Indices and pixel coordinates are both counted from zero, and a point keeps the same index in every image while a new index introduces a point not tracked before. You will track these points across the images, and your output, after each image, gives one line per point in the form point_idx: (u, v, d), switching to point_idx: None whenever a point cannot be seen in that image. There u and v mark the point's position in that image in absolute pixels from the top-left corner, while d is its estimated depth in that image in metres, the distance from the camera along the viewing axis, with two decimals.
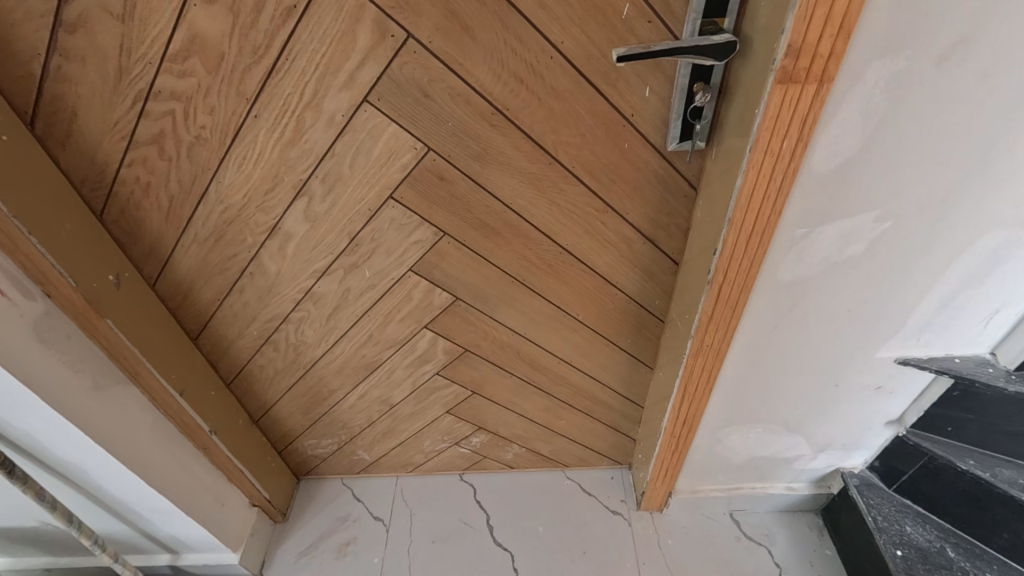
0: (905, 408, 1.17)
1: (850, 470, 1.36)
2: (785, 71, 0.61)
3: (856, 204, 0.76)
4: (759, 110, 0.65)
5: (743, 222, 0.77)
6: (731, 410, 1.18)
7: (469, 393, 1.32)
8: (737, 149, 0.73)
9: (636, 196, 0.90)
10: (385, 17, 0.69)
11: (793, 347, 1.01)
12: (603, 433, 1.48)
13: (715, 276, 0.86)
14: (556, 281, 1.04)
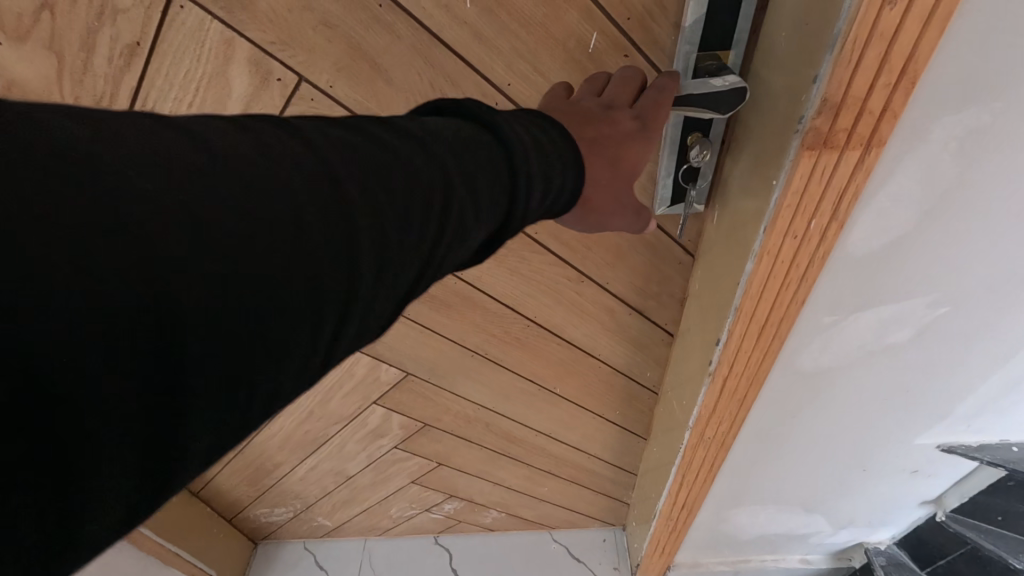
0: (943, 488, 0.99)
1: (876, 546, 1.18)
2: (819, 131, 0.43)
3: (903, 290, 0.58)
4: (778, 182, 0.47)
5: (754, 311, 0.59)
6: (737, 496, 0.99)
7: (435, 463, 1.15)
8: (746, 222, 0.55)
9: (618, 263, 0.72)
10: (264, 56, 0.50)
11: (813, 437, 0.83)
12: (592, 497, 1.30)
13: (717, 369, 0.68)
14: (527, 354, 0.86)
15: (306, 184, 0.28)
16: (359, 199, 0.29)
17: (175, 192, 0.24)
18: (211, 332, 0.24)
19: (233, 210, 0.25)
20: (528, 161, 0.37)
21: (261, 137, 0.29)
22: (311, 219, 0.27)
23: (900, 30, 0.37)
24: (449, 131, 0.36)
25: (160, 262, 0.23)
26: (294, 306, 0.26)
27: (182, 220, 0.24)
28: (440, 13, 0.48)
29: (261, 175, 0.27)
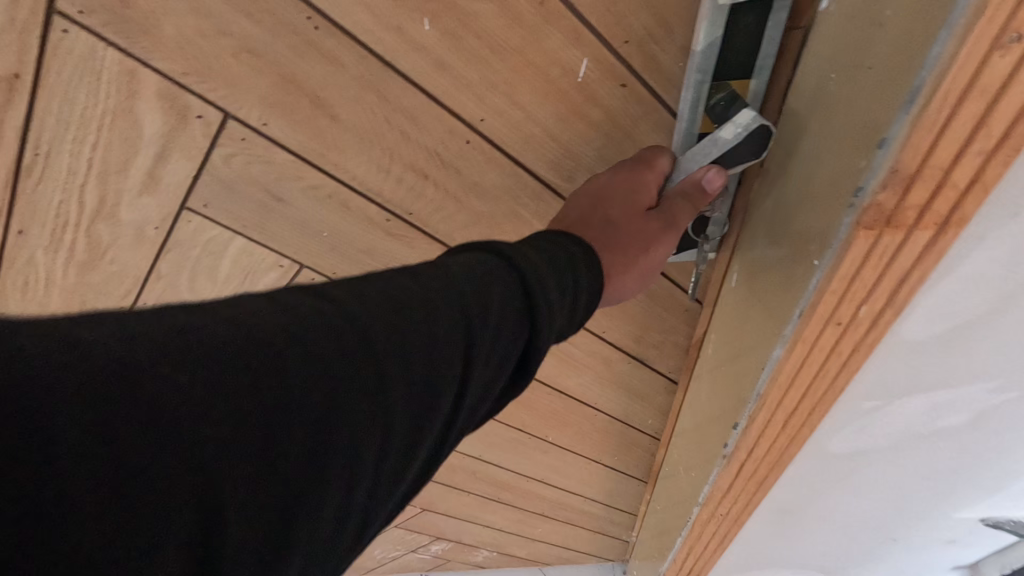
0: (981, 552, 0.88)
1: None
2: (882, 209, 0.33)
3: (962, 371, 0.47)
4: (819, 264, 0.39)
5: (781, 401, 0.49)
6: (749, 561, 0.90)
7: (418, 509, 1.06)
8: (774, 299, 0.46)
9: (615, 312, 0.63)
10: (177, 87, 0.40)
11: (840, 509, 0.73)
12: (589, 536, 1.22)
13: (734, 453, 0.59)
14: (513, 404, 0.77)
15: (338, 366, 0.25)
16: (394, 373, 0.27)
17: (213, 401, 0.22)
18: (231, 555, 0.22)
19: (258, 407, 0.23)
20: (557, 285, 0.34)
21: (288, 310, 0.26)
22: (344, 408, 0.25)
23: (1012, 85, 0.27)
24: (482, 264, 0.33)
25: (192, 472, 0.21)
26: (321, 507, 0.24)
27: (216, 433, 0.22)
28: (391, 36, 0.38)
29: (304, 361, 0.25)
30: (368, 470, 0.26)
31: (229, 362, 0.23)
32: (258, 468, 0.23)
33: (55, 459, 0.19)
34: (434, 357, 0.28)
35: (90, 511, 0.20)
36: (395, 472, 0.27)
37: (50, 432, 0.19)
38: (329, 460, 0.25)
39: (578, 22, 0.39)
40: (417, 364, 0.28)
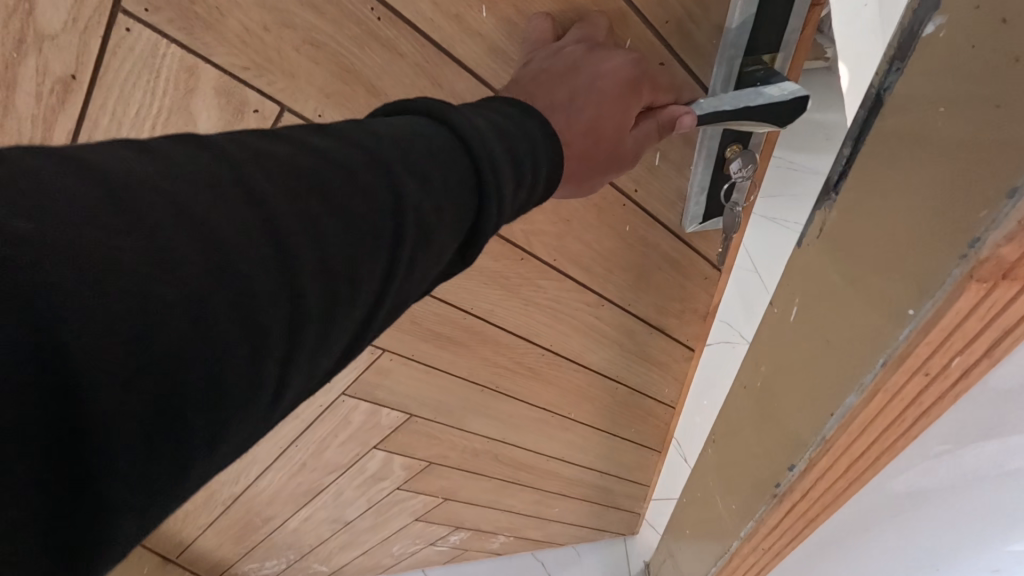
0: None
1: None
2: (1002, 262, 0.32)
3: None
4: (915, 314, 0.38)
5: (848, 447, 0.50)
6: None
7: (440, 499, 1.07)
8: (843, 343, 0.46)
9: (641, 285, 0.66)
10: (236, 83, 0.41)
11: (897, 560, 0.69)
12: (603, 512, 1.26)
13: (786, 494, 0.60)
14: (540, 383, 0.80)
15: (229, 209, 0.22)
16: (298, 221, 0.23)
17: (220, 182, 0.22)
18: (115, 412, 0.19)
19: (268, 196, 0.23)
20: (498, 150, 0.31)
21: (215, 144, 0.24)
22: (240, 249, 0.22)
23: None
24: (401, 125, 0.29)
25: (198, 238, 0.21)
26: (227, 364, 0.21)
27: (229, 213, 0.22)
28: (449, 23, 0.40)
29: (303, 163, 0.25)
30: (282, 325, 0.22)
31: (88, 198, 0.20)
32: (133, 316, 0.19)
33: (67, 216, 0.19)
34: (382, 190, 0.26)
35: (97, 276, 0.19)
36: (321, 341, 0.24)
37: (59, 190, 0.19)
38: (342, 252, 0.24)
39: (623, 5, 0.42)
40: (325, 215, 0.24)
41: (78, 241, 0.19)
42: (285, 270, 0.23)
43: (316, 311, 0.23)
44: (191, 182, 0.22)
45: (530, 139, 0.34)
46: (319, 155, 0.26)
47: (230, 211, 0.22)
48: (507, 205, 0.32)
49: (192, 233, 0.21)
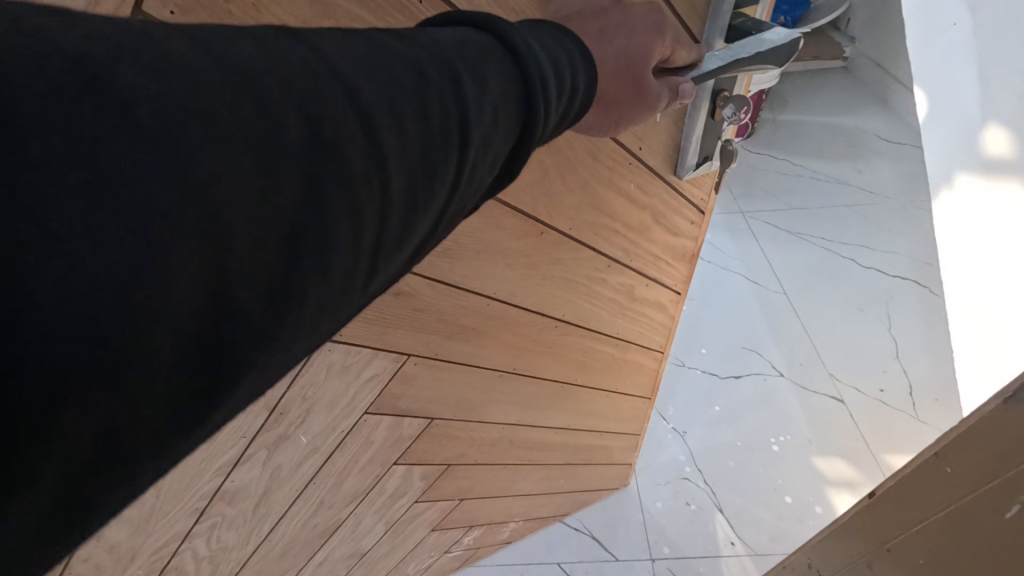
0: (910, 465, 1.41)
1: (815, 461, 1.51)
2: None
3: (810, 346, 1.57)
4: None
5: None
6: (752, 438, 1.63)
7: (457, 502, 1.05)
8: None
9: (642, 240, 0.71)
10: None
11: (881, 454, 1.46)
12: (602, 471, 1.32)
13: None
14: (553, 356, 0.82)
15: (329, 103, 0.25)
16: (385, 128, 0.26)
17: (322, 86, 0.25)
18: (244, 280, 0.22)
19: (363, 104, 0.26)
20: (545, 58, 0.32)
21: (315, 47, 0.26)
22: (337, 152, 0.25)
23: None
24: (458, 31, 0.31)
25: (301, 136, 0.24)
26: (327, 252, 0.25)
27: (329, 117, 0.25)
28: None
29: (389, 73, 0.27)
30: (369, 222, 0.26)
31: (217, 92, 0.22)
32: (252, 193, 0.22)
33: (198, 106, 0.22)
34: (448, 100, 0.29)
35: (226, 161, 0.22)
36: (395, 235, 0.28)
37: (189, 82, 0.22)
38: (413, 159, 0.27)
39: None
40: (404, 123, 0.27)
41: (213, 128, 0.22)
42: (371, 174, 0.26)
43: (393, 210, 0.27)
44: (297, 81, 0.24)
45: (571, 52, 0.35)
46: (400, 64, 0.28)
47: (330, 115, 0.25)
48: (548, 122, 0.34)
49: (304, 126, 0.24)
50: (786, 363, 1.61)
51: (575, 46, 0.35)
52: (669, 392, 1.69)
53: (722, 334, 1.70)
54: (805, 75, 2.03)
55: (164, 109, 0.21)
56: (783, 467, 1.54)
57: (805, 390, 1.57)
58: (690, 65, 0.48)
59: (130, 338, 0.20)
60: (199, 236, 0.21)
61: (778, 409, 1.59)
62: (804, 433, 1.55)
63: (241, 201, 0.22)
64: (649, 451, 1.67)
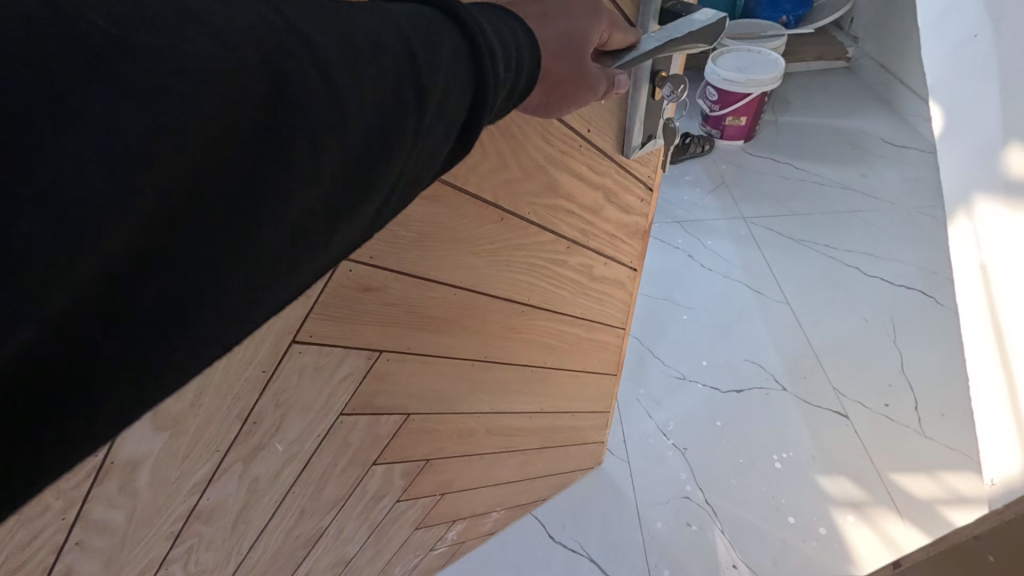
0: (907, 474, 1.52)
1: (815, 479, 1.54)
2: None
3: (855, 328, 1.80)
4: None
5: None
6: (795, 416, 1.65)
7: (439, 497, 1.06)
8: None
9: (596, 220, 0.74)
10: None
11: (884, 472, 1.53)
12: (577, 451, 1.36)
13: None
14: (522, 341, 0.84)
15: (292, 72, 0.27)
16: (343, 102, 0.28)
17: (284, 59, 0.27)
18: (195, 229, 0.26)
19: (323, 79, 0.28)
20: (495, 41, 0.34)
21: (284, 19, 0.27)
22: (293, 124, 0.27)
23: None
24: (422, 10, 0.33)
25: (260, 106, 0.26)
26: (275, 215, 0.27)
27: (288, 90, 0.27)
28: None
29: (352, 50, 0.29)
30: (321, 193, 0.29)
31: (186, 58, 0.24)
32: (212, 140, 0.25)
33: (168, 68, 0.24)
34: (404, 78, 0.30)
35: (188, 122, 0.24)
36: (347, 208, 0.30)
37: (160, 47, 0.24)
38: (368, 135, 0.29)
39: None
40: (359, 98, 0.29)
41: (178, 89, 0.24)
42: (325, 149, 0.28)
43: (344, 183, 0.29)
44: (260, 52, 0.26)
45: (523, 39, 0.37)
46: (363, 42, 0.30)
47: (290, 88, 0.27)
48: (499, 94, 0.35)
49: (263, 95, 0.26)
50: (789, 377, 1.72)
51: (523, 31, 0.37)
52: (670, 405, 1.69)
53: (722, 342, 1.81)
54: (806, 75, 2.52)
55: (136, 69, 0.23)
56: (787, 487, 1.53)
57: (810, 405, 1.66)
58: (627, 48, 0.50)
59: (92, 270, 0.23)
60: (156, 187, 0.24)
61: (781, 423, 1.64)
62: (806, 450, 1.58)
63: (199, 160, 0.25)
64: (645, 465, 1.59)
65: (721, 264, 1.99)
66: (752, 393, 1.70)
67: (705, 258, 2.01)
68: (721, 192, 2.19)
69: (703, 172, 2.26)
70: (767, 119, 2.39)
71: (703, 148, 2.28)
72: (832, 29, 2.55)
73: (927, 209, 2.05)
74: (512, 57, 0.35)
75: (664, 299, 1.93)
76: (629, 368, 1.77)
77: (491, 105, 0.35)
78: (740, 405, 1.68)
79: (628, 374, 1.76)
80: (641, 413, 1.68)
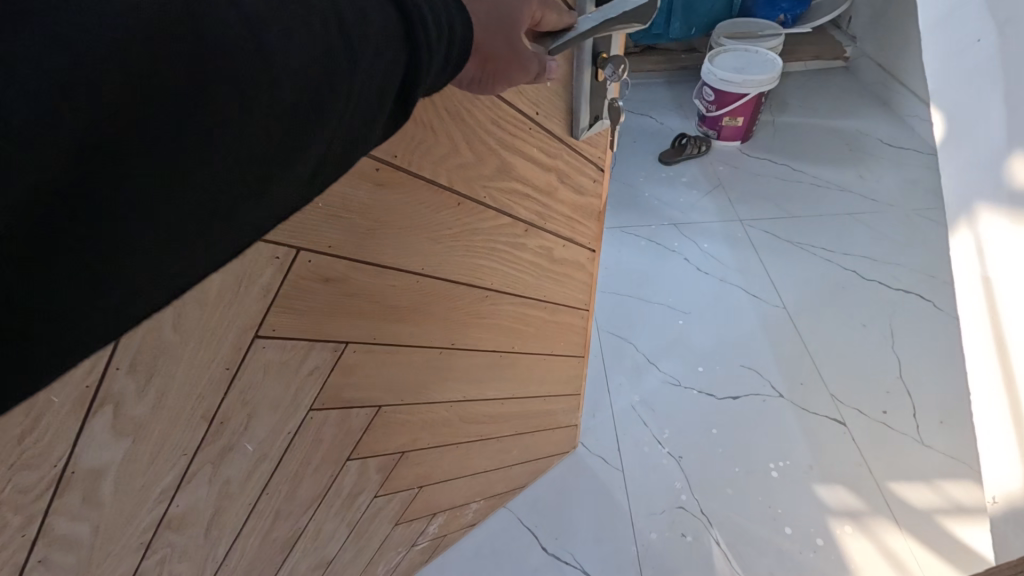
0: (906, 482, 1.45)
1: (812, 486, 1.46)
2: None
3: (853, 331, 1.74)
4: None
5: None
6: (800, 421, 1.57)
7: (417, 490, 1.07)
8: None
9: (552, 202, 0.76)
10: None
11: (882, 481, 1.46)
12: (551, 436, 1.39)
13: None
14: (488, 327, 0.86)
15: (220, 34, 0.28)
16: (272, 64, 0.30)
17: (213, 22, 0.28)
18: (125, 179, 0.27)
19: (252, 40, 0.29)
20: (425, 11, 0.35)
21: None
22: (221, 84, 0.29)
23: None
24: None
25: (188, 64, 0.28)
26: (205, 170, 0.29)
27: (217, 50, 0.28)
28: None
29: (283, 15, 0.30)
30: (252, 152, 0.30)
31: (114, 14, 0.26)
32: (142, 86, 0.27)
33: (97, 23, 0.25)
34: (335, 43, 0.32)
35: (116, 74, 0.26)
36: (280, 168, 0.32)
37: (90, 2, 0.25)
38: (298, 98, 0.31)
39: None
40: (288, 61, 0.30)
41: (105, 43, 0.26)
42: (255, 110, 0.30)
43: (274, 143, 0.31)
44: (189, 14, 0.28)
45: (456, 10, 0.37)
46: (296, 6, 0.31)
47: (217, 49, 0.28)
48: (434, 61, 0.36)
49: (191, 55, 0.28)
50: (787, 384, 1.64)
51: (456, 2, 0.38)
52: (667, 413, 1.60)
53: (721, 350, 1.72)
54: (805, 75, 2.49)
55: (63, 21, 0.25)
56: (783, 496, 1.45)
57: (806, 411, 1.59)
58: (564, 29, 0.53)
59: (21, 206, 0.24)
60: (83, 134, 0.25)
61: (778, 430, 1.56)
62: (804, 459, 1.50)
63: (126, 111, 0.27)
64: (638, 472, 1.50)
65: (721, 269, 1.90)
66: (752, 400, 1.61)
67: (701, 261, 1.93)
68: (718, 194, 2.12)
69: (701, 173, 2.19)
70: (766, 118, 2.35)
71: (700, 148, 2.22)
72: (829, 28, 2.53)
73: (924, 211, 2.01)
74: (444, 27, 0.36)
75: (663, 304, 1.84)
76: (626, 374, 1.68)
77: (423, 74, 0.36)
78: (739, 413, 1.59)
79: (625, 380, 1.67)
80: (635, 420, 1.59)
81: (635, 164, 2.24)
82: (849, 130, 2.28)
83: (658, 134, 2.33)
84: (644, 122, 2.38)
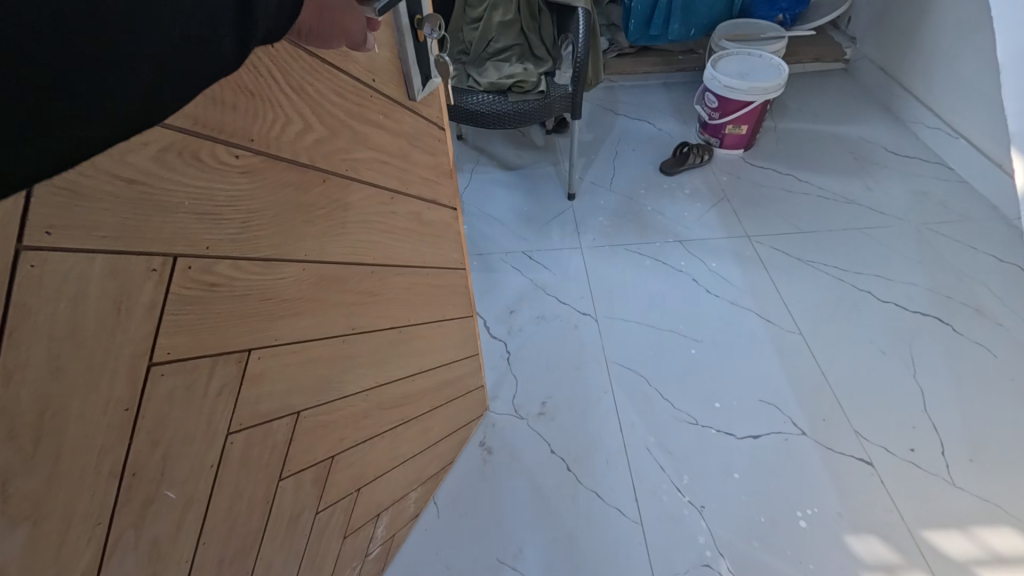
0: (924, 518, 1.45)
1: (841, 532, 1.43)
2: None
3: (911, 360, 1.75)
4: None
5: None
6: (901, 447, 1.58)
7: (355, 493, 1.05)
8: None
9: (407, 166, 0.81)
10: None
11: (916, 530, 1.44)
12: (465, 401, 1.45)
13: None
14: (381, 303, 0.87)
15: None
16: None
17: None
18: None
19: None
20: None
21: None
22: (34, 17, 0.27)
23: None
24: None
25: None
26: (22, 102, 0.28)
27: None
28: None
29: None
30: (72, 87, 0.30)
31: None
32: None
33: None
34: None
35: None
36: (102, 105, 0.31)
37: None
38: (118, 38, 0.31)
39: None
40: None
41: None
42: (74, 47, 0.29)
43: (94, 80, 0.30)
44: None
45: None
46: None
47: None
48: None
49: None
50: (809, 421, 1.63)
51: None
52: (684, 455, 1.57)
53: (722, 375, 1.73)
54: (806, 76, 2.78)
55: None
56: (812, 547, 1.41)
57: (830, 450, 1.58)
58: None
59: None
60: None
61: (806, 475, 1.53)
62: (831, 506, 1.48)
63: None
64: (659, 525, 1.45)
65: (730, 291, 1.94)
66: (789, 441, 1.59)
67: (710, 282, 1.97)
68: (723, 203, 2.23)
69: (702, 184, 2.31)
70: (768, 125, 2.55)
71: (703, 157, 2.35)
72: (830, 28, 2.85)
73: (937, 224, 2.12)
74: None
75: (664, 329, 1.85)
76: (638, 413, 1.65)
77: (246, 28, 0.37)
78: (764, 461, 1.55)
79: (639, 420, 1.64)
80: (654, 466, 1.55)
81: (634, 171, 2.36)
82: (843, 134, 2.49)
83: (655, 139, 2.50)
84: (641, 127, 2.56)
